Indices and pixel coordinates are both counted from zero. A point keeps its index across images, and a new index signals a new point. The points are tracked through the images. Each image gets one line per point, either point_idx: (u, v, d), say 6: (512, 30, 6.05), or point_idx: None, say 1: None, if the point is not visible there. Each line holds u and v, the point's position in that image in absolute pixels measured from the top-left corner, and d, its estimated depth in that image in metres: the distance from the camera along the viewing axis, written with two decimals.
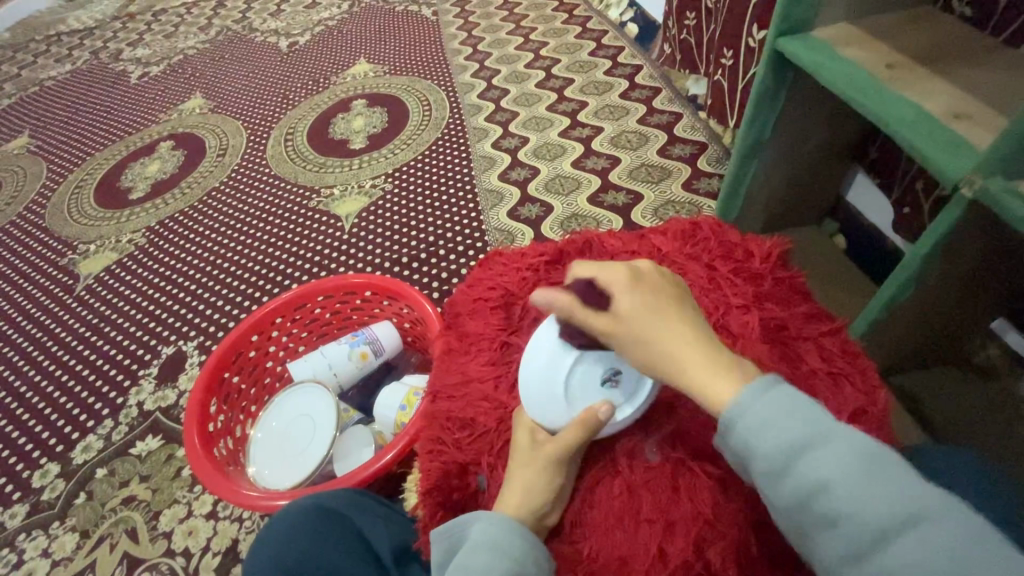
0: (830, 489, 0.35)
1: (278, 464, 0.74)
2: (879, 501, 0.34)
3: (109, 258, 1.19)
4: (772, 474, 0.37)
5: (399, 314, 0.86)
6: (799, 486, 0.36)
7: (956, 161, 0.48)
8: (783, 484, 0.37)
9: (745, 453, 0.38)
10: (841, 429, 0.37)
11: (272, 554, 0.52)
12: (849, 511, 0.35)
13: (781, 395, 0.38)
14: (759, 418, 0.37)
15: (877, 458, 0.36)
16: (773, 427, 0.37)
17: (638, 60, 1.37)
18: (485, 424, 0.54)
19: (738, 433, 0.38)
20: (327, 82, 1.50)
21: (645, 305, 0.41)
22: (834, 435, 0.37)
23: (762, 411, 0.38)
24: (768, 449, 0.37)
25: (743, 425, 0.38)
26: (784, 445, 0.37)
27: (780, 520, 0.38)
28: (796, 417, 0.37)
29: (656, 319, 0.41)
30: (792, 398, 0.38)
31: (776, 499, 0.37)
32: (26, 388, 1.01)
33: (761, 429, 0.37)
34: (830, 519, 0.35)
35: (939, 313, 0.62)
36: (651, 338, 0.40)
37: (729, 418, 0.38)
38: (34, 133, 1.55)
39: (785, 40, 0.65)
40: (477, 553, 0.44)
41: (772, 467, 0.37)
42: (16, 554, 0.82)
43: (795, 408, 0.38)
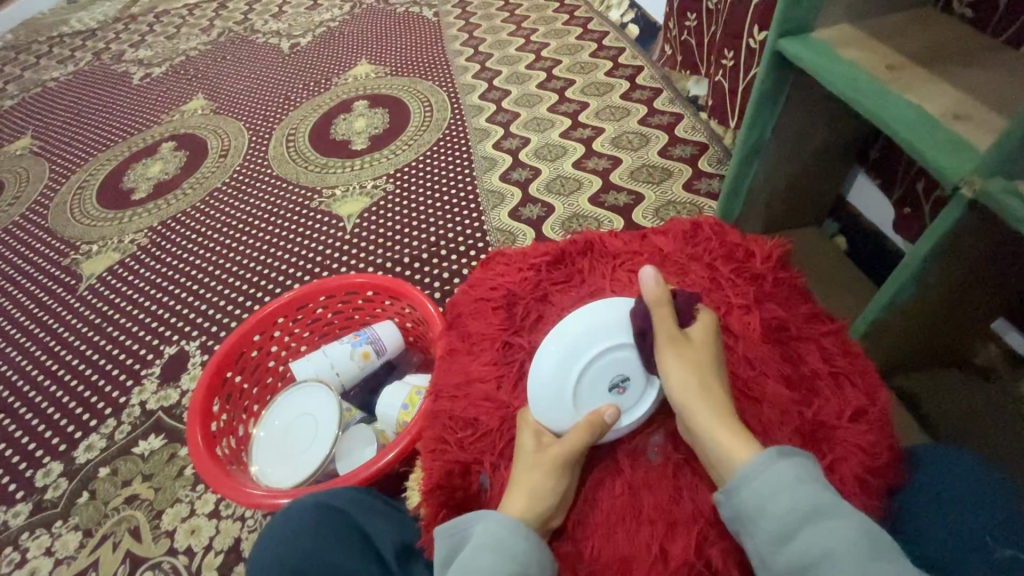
0: (828, 561, 0.37)
1: (281, 464, 0.74)
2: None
3: (111, 258, 1.19)
4: (778, 534, 0.39)
5: (401, 314, 0.86)
6: (800, 553, 0.38)
7: (956, 161, 0.49)
8: (786, 548, 0.38)
9: (754, 515, 0.40)
10: (849, 507, 0.39)
11: (276, 552, 0.52)
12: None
13: (795, 467, 0.41)
14: (770, 482, 0.40)
15: (881, 540, 0.37)
16: (783, 495, 0.39)
17: (639, 61, 1.38)
18: (488, 424, 0.54)
19: (749, 494, 0.41)
20: (329, 82, 1.50)
21: (712, 345, 0.49)
22: (840, 510, 0.38)
23: (774, 478, 0.40)
24: (775, 514, 0.39)
25: (754, 487, 0.41)
26: (792, 513, 0.39)
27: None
28: (804, 489, 0.39)
29: (717, 356, 0.48)
30: (805, 473, 0.40)
31: (776, 563, 0.39)
32: (29, 387, 1.01)
33: (772, 496, 0.40)
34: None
35: (939, 313, 0.62)
36: (702, 366, 0.47)
37: (743, 475, 0.41)
38: (37, 133, 1.56)
39: (785, 41, 0.65)
40: (480, 552, 0.44)
41: (776, 531, 0.39)
42: (19, 553, 0.82)
43: (806, 483, 0.40)
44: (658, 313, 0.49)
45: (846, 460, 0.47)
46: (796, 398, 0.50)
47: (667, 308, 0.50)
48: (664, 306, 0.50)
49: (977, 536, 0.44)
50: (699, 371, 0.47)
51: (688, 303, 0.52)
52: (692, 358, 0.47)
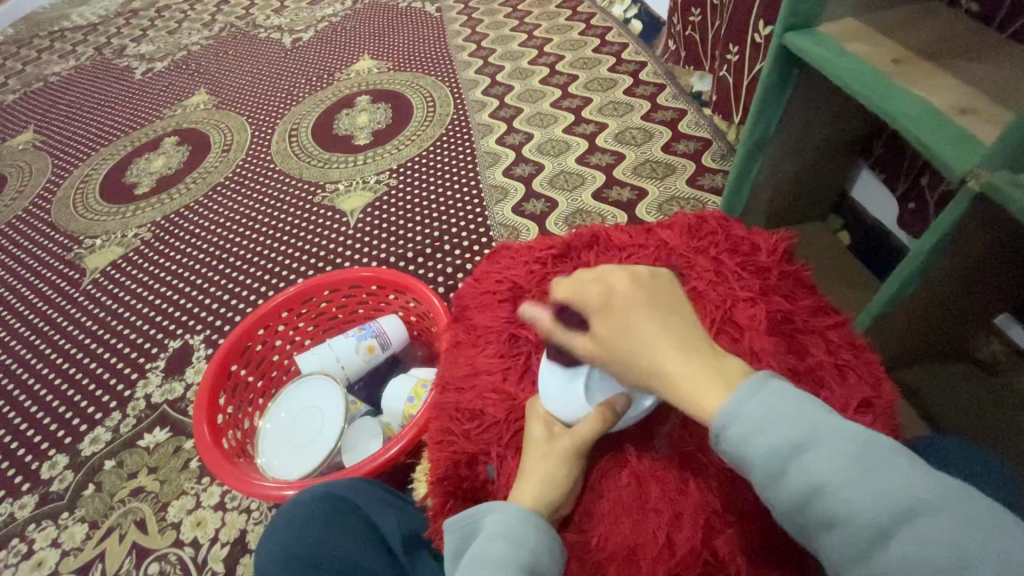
0: (826, 490, 0.34)
1: (288, 456, 0.75)
2: (875, 496, 0.33)
3: (115, 252, 1.19)
4: (767, 475, 0.36)
5: (406, 308, 0.86)
6: (795, 487, 0.35)
7: (962, 155, 0.49)
8: (780, 485, 0.35)
9: (738, 457, 0.37)
10: (834, 424, 0.36)
11: (284, 544, 0.52)
12: (845, 510, 0.33)
13: (774, 391, 0.37)
14: (750, 415, 0.36)
15: (872, 453, 0.34)
16: (766, 427, 0.36)
17: (643, 57, 1.38)
18: (494, 416, 0.54)
19: (731, 437, 0.36)
20: (331, 78, 1.50)
21: (620, 318, 0.42)
22: (826, 430, 0.35)
23: (754, 411, 0.36)
24: (760, 451, 0.36)
25: (734, 427, 0.36)
26: (777, 447, 0.35)
27: (782, 521, 0.37)
28: (786, 414, 0.36)
29: (635, 321, 0.41)
30: (785, 395, 0.37)
31: (774, 502, 0.36)
32: (34, 380, 1.01)
33: (754, 430, 0.36)
34: (830, 519, 0.34)
35: (944, 306, 0.62)
36: (626, 346, 0.41)
37: (718, 426, 0.37)
38: (39, 128, 1.56)
39: (792, 35, 0.65)
40: (493, 543, 0.44)
41: (766, 470, 0.36)
42: (25, 544, 0.82)
43: (784, 409, 0.36)
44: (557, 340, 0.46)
45: None
46: (802, 389, 0.50)
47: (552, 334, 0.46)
48: (554, 332, 0.46)
49: None
50: (629, 357, 0.41)
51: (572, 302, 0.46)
52: (614, 349, 0.42)
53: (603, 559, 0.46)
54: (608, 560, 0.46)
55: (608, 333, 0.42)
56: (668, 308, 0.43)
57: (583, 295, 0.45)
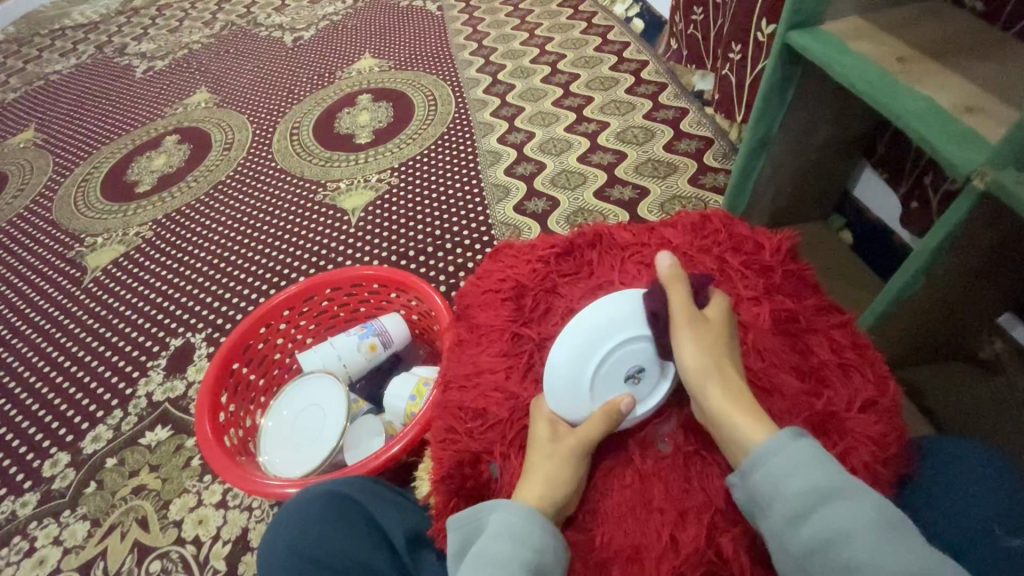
0: (845, 538, 0.37)
1: (290, 454, 0.75)
2: (891, 554, 0.36)
3: (116, 250, 1.19)
4: (793, 514, 0.39)
5: (408, 306, 0.86)
6: (815, 530, 0.38)
7: (968, 153, 0.49)
8: (801, 526, 0.39)
9: (769, 494, 0.41)
10: (862, 487, 0.39)
11: (288, 542, 0.53)
12: (859, 560, 0.36)
13: (814, 447, 0.42)
14: (787, 457, 0.41)
15: (894, 518, 0.38)
16: (798, 472, 0.40)
17: (644, 56, 1.38)
18: (498, 414, 0.54)
19: (766, 473, 0.41)
20: (332, 76, 1.50)
21: (727, 326, 0.50)
22: (856, 490, 0.39)
23: (792, 456, 0.41)
24: (790, 491, 0.40)
25: (771, 464, 0.41)
26: (807, 489, 0.39)
27: (793, 568, 0.39)
28: (819, 466, 0.40)
29: (733, 340, 0.49)
30: (822, 451, 0.42)
31: (791, 543, 0.39)
32: (35, 378, 1.01)
33: (789, 471, 0.41)
34: (842, 567, 0.37)
35: (947, 305, 0.62)
36: (716, 344, 0.48)
37: (760, 454, 0.42)
38: (40, 126, 1.56)
39: (795, 33, 0.65)
40: (498, 541, 0.44)
41: (791, 509, 0.39)
42: (27, 542, 0.82)
43: (821, 462, 0.41)
44: (674, 292, 0.50)
45: (854, 450, 0.47)
46: (806, 388, 0.50)
47: (683, 287, 0.50)
48: (679, 285, 0.50)
49: (986, 525, 0.45)
50: (714, 352, 0.47)
51: (703, 286, 0.53)
52: (710, 335, 0.48)
53: (607, 558, 0.46)
54: (612, 559, 0.46)
55: (714, 326, 0.49)
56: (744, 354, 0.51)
57: (712, 293, 0.52)
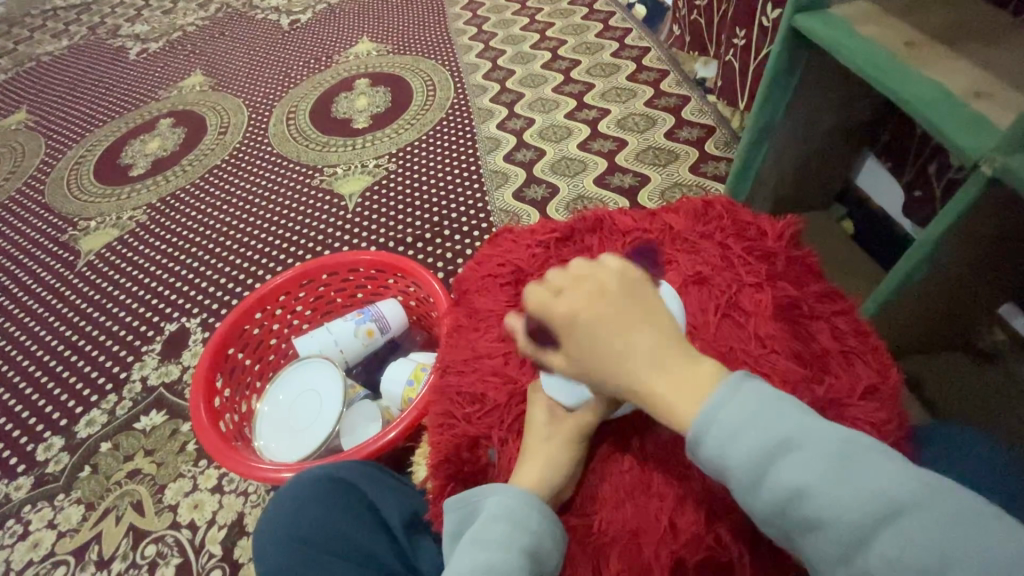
0: (806, 494, 0.34)
1: (285, 439, 0.74)
2: (856, 496, 0.34)
3: (109, 234, 1.18)
4: (747, 483, 0.36)
5: (405, 292, 0.85)
6: (775, 493, 0.35)
7: (977, 139, 0.48)
8: (760, 493, 0.36)
9: (718, 465, 0.37)
10: (813, 426, 0.36)
11: (285, 518, 0.53)
12: (827, 514, 0.34)
13: (749, 396, 0.37)
14: (724, 425, 0.36)
15: (849, 452, 0.35)
16: (743, 436, 0.36)
17: (646, 42, 1.36)
18: (496, 399, 0.54)
19: (709, 446, 0.37)
20: (329, 60, 1.48)
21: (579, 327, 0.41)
22: (804, 436, 0.36)
23: (729, 420, 0.36)
24: (739, 458, 0.36)
25: (711, 438, 0.36)
26: (756, 452, 0.35)
27: (759, 526, 0.37)
28: (763, 422, 0.36)
29: (595, 339, 0.40)
30: (758, 403, 0.37)
31: (752, 509, 0.36)
32: (27, 362, 1.00)
33: (733, 439, 0.36)
34: (811, 523, 0.34)
35: (950, 293, 0.62)
36: (594, 378, 0.41)
37: (698, 432, 0.37)
38: (32, 108, 1.54)
39: (801, 17, 0.64)
40: (495, 525, 0.44)
41: (746, 480, 0.36)
42: (21, 525, 0.82)
43: (759, 416, 0.36)
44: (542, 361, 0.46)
45: None
46: (808, 375, 0.49)
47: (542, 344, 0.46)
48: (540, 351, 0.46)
49: None
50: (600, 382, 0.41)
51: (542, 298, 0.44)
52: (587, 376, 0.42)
53: (605, 543, 0.46)
54: (610, 544, 0.46)
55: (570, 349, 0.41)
56: (633, 315, 0.40)
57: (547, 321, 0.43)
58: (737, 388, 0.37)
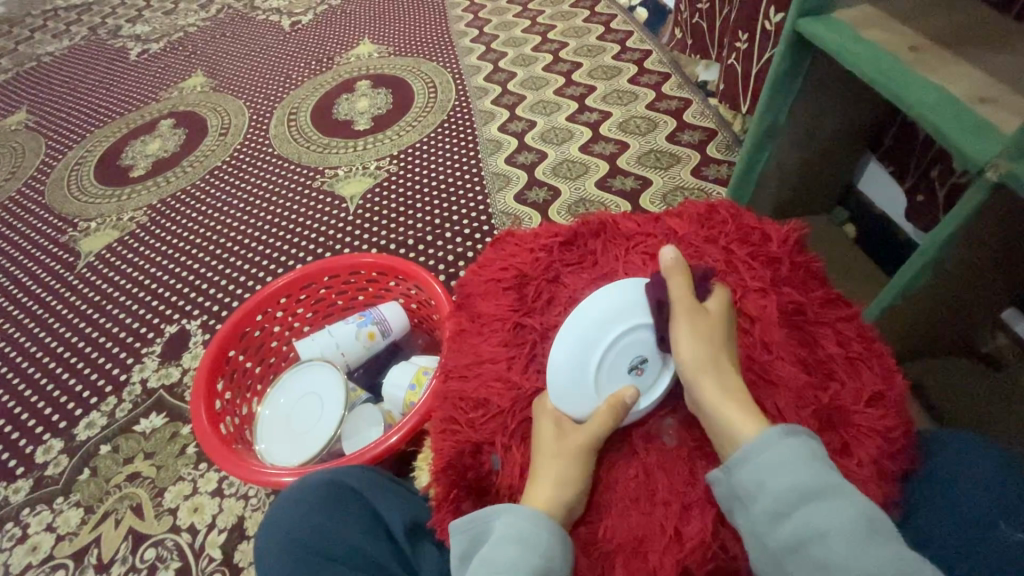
0: (824, 537, 0.38)
1: (285, 443, 0.74)
2: (870, 555, 0.37)
3: (110, 235, 1.17)
4: (774, 511, 0.40)
5: (407, 295, 0.85)
6: (796, 528, 0.39)
7: (982, 145, 0.48)
8: (781, 524, 0.40)
9: (752, 492, 0.41)
10: (849, 488, 0.40)
11: (283, 526, 0.53)
12: (838, 558, 0.37)
13: (804, 446, 0.42)
14: (774, 455, 0.41)
15: (877, 518, 0.39)
16: (784, 473, 0.41)
17: (648, 45, 1.36)
18: (500, 405, 0.53)
19: (752, 470, 0.41)
20: (330, 62, 1.48)
21: (727, 319, 0.50)
22: (838, 490, 0.40)
23: (777, 455, 0.41)
24: (773, 489, 0.40)
25: (755, 463, 0.42)
26: (791, 489, 0.40)
27: (765, 561, 0.40)
28: (805, 466, 0.41)
29: (732, 331, 0.50)
30: (807, 452, 0.42)
31: (767, 539, 0.40)
32: (27, 363, 1.00)
33: (774, 471, 0.41)
34: (819, 565, 0.38)
35: (954, 298, 0.62)
36: (714, 334, 0.48)
37: (751, 450, 0.42)
38: (32, 108, 1.53)
39: (805, 21, 0.64)
40: (504, 547, 0.44)
41: (775, 507, 0.40)
42: (19, 529, 0.82)
43: (804, 461, 0.41)
44: (673, 280, 0.50)
45: (860, 444, 0.47)
46: (813, 381, 0.49)
47: (684, 279, 0.50)
48: (680, 278, 0.50)
49: (989, 522, 0.44)
50: (710, 338, 0.47)
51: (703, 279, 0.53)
52: (709, 329, 0.48)
53: (611, 550, 0.46)
54: (615, 551, 0.45)
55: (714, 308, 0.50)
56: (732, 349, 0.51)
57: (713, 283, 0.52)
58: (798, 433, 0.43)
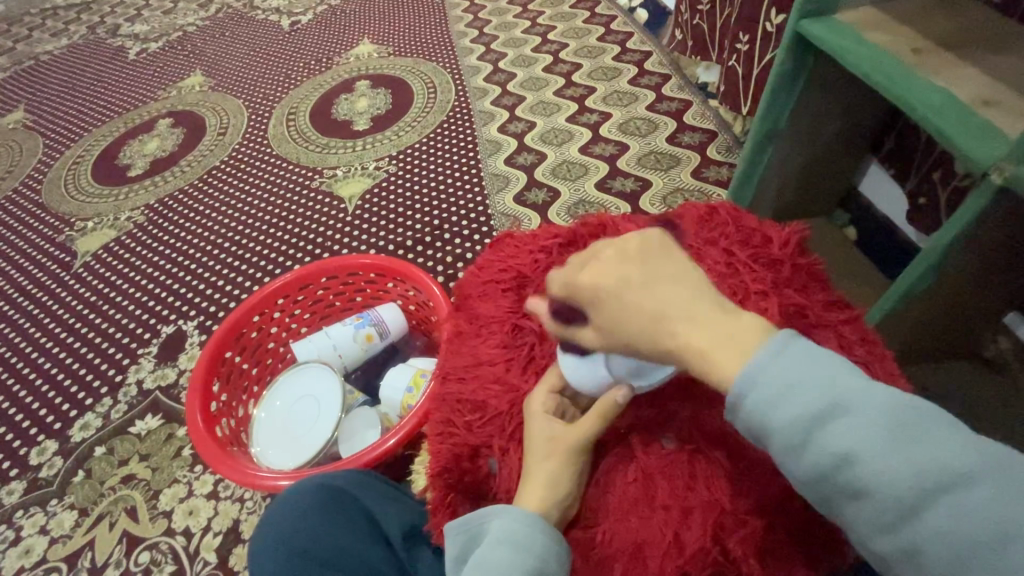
0: (854, 461, 0.32)
1: (282, 446, 0.73)
2: (908, 466, 0.31)
3: (106, 235, 1.17)
4: (792, 445, 0.33)
5: (405, 296, 0.84)
6: (820, 458, 0.33)
7: (986, 147, 0.47)
8: (803, 457, 0.33)
9: (761, 427, 0.34)
10: (866, 388, 0.33)
11: (280, 531, 0.53)
12: (876, 481, 0.32)
13: (799, 352, 0.34)
14: (773, 383, 0.34)
15: (905, 415, 0.32)
16: (790, 397, 0.33)
17: (648, 46, 1.36)
18: (497, 407, 0.53)
19: (754, 405, 0.34)
20: (330, 62, 1.47)
21: (620, 316, 0.37)
22: (855, 396, 0.33)
23: (778, 377, 0.34)
24: (784, 421, 0.33)
25: (754, 397, 0.34)
26: (803, 415, 0.33)
27: (799, 489, 0.35)
28: (812, 380, 0.33)
29: (637, 315, 0.36)
30: (809, 361, 0.34)
31: (794, 472, 0.34)
32: (22, 363, 0.99)
33: (780, 399, 0.33)
34: (858, 491, 0.32)
35: (956, 302, 0.61)
36: (637, 345, 0.37)
37: (741, 392, 0.34)
38: (30, 107, 1.52)
39: (807, 23, 0.64)
40: (497, 551, 0.43)
41: (791, 441, 0.33)
42: (13, 531, 0.81)
43: (808, 373, 0.34)
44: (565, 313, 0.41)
45: None
46: None
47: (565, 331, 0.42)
48: (566, 331, 0.42)
49: None
50: (637, 312, 0.36)
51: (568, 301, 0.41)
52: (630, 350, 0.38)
53: (609, 555, 0.45)
54: (614, 556, 0.45)
55: (608, 269, 0.39)
56: (664, 291, 0.37)
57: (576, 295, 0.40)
58: (787, 339, 0.35)
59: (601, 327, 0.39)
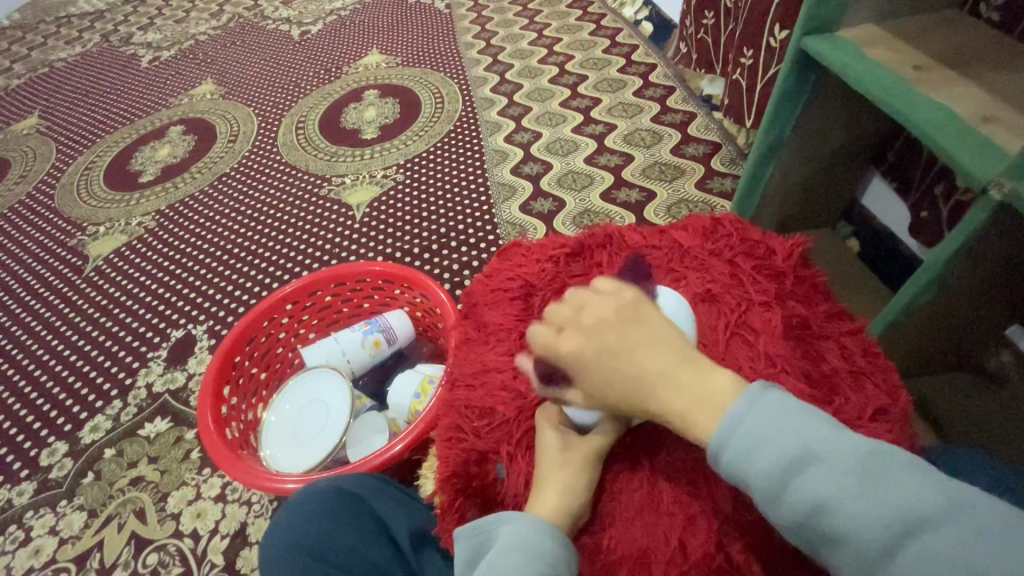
0: (826, 509, 0.34)
1: (291, 449, 0.74)
2: (876, 509, 0.33)
3: (118, 240, 1.18)
4: (768, 496, 0.36)
5: (412, 303, 0.86)
6: (796, 506, 0.35)
7: (985, 164, 0.49)
8: (782, 507, 0.35)
9: (740, 479, 0.37)
10: (835, 440, 0.36)
11: (289, 532, 0.53)
12: (848, 526, 0.33)
13: (770, 408, 0.37)
14: (746, 439, 0.36)
15: (872, 463, 0.34)
16: (761, 449, 0.36)
17: (653, 58, 1.37)
18: (505, 414, 0.54)
19: (731, 459, 0.37)
20: (339, 71, 1.49)
21: (599, 374, 0.41)
22: (825, 447, 0.35)
23: (748, 432, 0.37)
24: (759, 472, 0.36)
25: (732, 450, 0.37)
26: (776, 464, 0.35)
27: (788, 538, 0.36)
28: (782, 431, 0.36)
29: (614, 373, 0.41)
30: (778, 415, 0.37)
31: (777, 521, 0.36)
32: (33, 366, 1.00)
33: (752, 453, 0.36)
34: (835, 536, 0.34)
35: (957, 314, 0.62)
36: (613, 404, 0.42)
37: (718, 450, 0.37)
38: (43, 113, 1.55)
39: (809, 40, 0.65)
40: (509, 553, 0.44)
41: (767, 491, 0.35)
42: (23, 531, 0.82)
43: (780, 426, 0.36)
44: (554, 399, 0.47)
45: None
46: (817, 395, 0.50)
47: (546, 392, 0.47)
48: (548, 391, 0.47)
49: None
50: (615, 373, 0.41)
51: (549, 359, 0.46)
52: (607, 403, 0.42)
53: (615, 561, 0.46)
54: (620, 562, 0.46)
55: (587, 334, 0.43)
56: (643, 345, 0.41)
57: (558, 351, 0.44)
58: (757, 395, 0.38)
59: (582, 384, 0.43)
